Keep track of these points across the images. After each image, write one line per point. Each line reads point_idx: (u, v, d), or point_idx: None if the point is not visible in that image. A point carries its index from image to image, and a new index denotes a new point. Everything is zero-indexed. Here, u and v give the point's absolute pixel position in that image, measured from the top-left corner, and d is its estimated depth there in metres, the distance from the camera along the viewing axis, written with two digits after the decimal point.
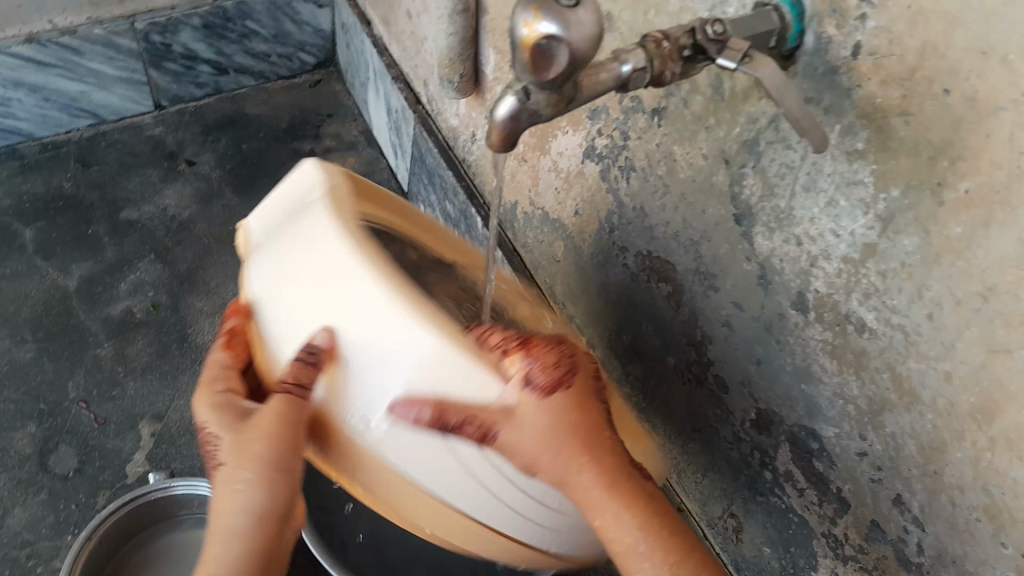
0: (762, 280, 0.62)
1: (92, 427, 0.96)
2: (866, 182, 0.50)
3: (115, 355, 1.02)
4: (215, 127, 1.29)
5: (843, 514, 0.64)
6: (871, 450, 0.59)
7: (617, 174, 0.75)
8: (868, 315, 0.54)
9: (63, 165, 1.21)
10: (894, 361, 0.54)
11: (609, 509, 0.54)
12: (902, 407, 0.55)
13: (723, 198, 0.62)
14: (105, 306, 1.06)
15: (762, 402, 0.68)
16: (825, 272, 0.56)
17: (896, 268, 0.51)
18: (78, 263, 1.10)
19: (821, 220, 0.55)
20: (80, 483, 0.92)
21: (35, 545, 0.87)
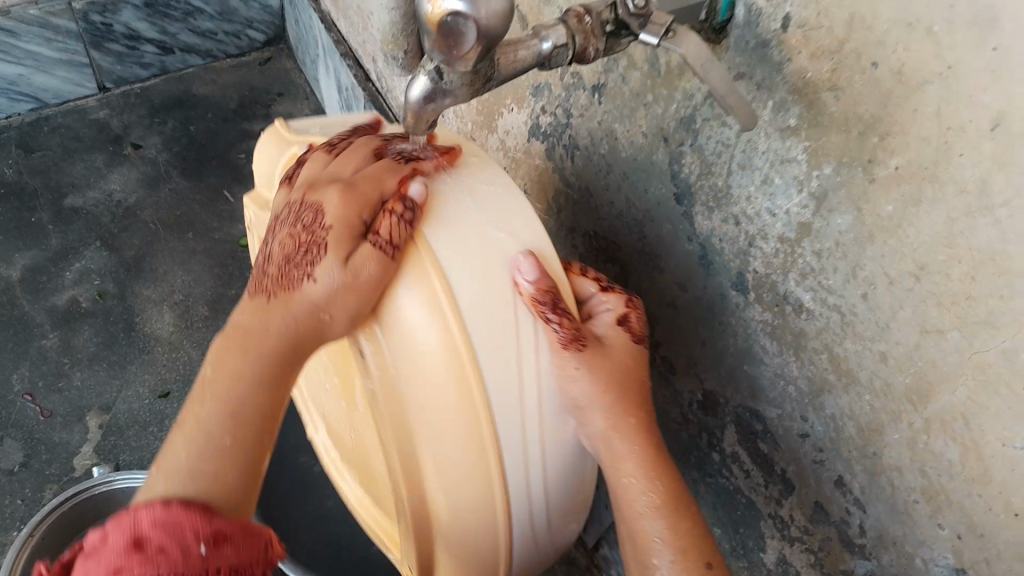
0: (703, 260, 0.61)
1: (37, 420, 0.94)
2: (799, 159, 0.49)
3: (61, 345, 1.00)
4: (163, 109, 1.26)
5: (787, 496, 0.64)
6: (812, 431, 0.58)
7: (562, 153, 0.73)
8: (805, 295, 0.53)
9: (5, 151, 1.17)
10: (831, 342, 0.53)
11: (628, 467, 0.51)
12: (841, 387, 0.54)
13: (663, 177, 0.61)
14: (49, 296, 1.04)
15: (708, 383, 0.67)
16: (763, 252, 0.55)
17: (831, 248, 0.50)
18: (21, 252, 1.07)
19: (757, 198, 0.53)
20: (24, 478, 0.90)
21: None
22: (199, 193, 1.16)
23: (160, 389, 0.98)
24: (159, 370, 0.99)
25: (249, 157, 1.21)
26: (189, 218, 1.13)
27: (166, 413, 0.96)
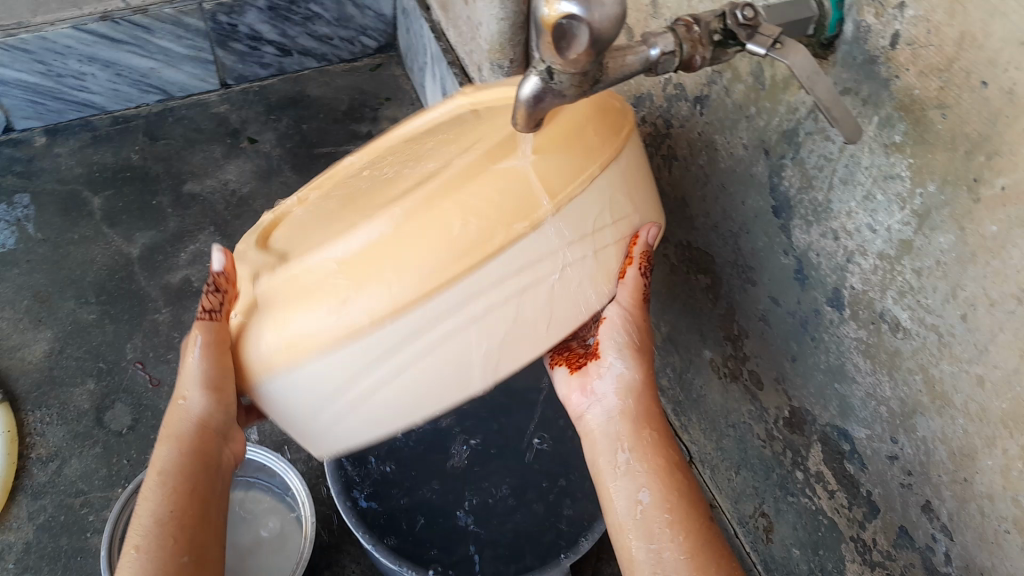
0: (798, 274, 0.61)
1: (146, 387, 1.01)
2: (903, 176, 0.49)
3: (171, 321, 1.06)
4: (278, 107, 1.33)
5: (871, 519, 0.63)
6: (902, 453, 0.57)
7: (660, 163, 0.74)
8: (902, 314, 0.53)
9: (133, 137, 1.26)
10: (927, 362, 0.52)
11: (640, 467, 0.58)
12: (933, 410, 0.53)
13: (762, 189, 0.61)
14: (164, 274, 1.10)
15: (795, 400, 0.67)
16: (861, 268, 0.55)
17: (931, 266, 0.50)
18: (141, 231, 1.14)
19: (857, 214, 0.53)
20: (132, 440, 0.97)
21: (88, 495, 0.93)
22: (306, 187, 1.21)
23: None
24: None
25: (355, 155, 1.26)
26: None
27: None
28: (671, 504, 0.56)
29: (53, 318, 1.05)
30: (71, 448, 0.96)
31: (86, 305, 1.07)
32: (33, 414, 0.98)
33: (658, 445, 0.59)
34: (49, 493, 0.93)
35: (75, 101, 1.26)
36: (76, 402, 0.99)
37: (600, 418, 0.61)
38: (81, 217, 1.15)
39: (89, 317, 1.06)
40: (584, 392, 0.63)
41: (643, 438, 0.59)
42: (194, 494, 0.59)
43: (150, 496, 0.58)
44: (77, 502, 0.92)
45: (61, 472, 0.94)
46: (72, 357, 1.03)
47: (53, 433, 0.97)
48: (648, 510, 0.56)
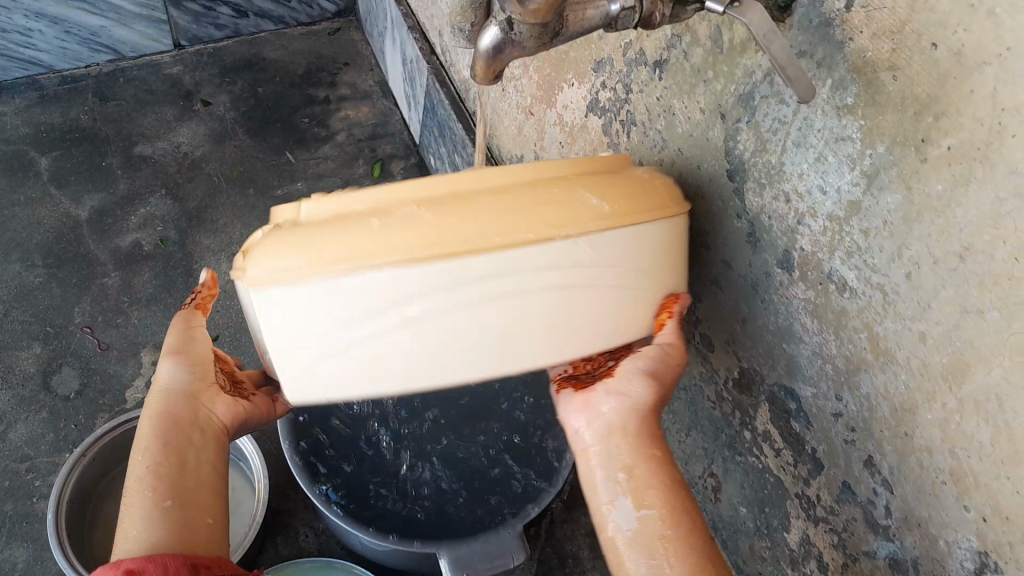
0: (751, 237, 0.62)
1: (95, 352, 0.99)
2: (854, 138, 0.51)
3: (121, 285, 1.04)
4: (233, 70, 1.30)
5: (815, 475, 0.65)
6: (846, 410, 0.59)
7: (619, 128, 0.74)
8: (849, 274, 0.55)
9: (81, 98, 1.23)
10: (871, 321, 0.54)
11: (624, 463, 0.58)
12: (877, 367, 0.55)
13: (717, 153, 0.62)
14: (113, 238, 1.08)
15: (745, 361, 0.68)
16: (811, 229, 0.56)
17: (878, 226, 0.51)
18: (90, 193, 1.12)
19: (809, 175, 0.55)
20: (79, 405, 0.95)
21: (34, 459, 0.91)
22: (261, 152, 1.19)
23: None
24: None
25: (312, 121, 1.24)
26: (250, 174, 1.17)
27: None
28: (673, 526, 0.55)
29: None
30: (15, 412, 0.94)
31: (32, 269, 1.04)
32: None
33: (664, 468, 0.58)
34: None
35: (20, 59, 1.22)
36: (21, 366, 0.97)
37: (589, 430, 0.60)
38: (27, 179, 1.12)
39: (34, 281, 1.03)
40: (583, 408, 0.61)
41: (649, 455, 0.58)
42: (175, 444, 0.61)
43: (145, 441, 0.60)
44: (22, 468, 0.90)
45: (5, 437, 0.92)
46: (17, 320, 1.00)
47: None
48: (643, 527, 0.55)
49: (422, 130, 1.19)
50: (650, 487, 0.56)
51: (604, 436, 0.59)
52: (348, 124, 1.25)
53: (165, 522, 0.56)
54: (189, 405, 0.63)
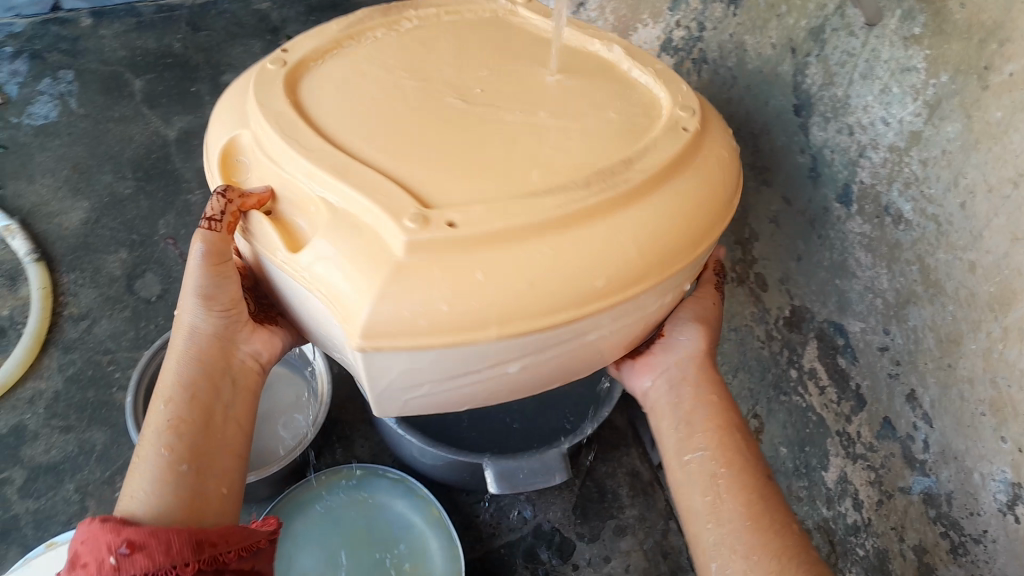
0: (812, 172, 0.64)
1: (177, 262, 1.06)
2: (919, 68, 0.52)
3: (203, 203, 1.11)
4: (318, 10, 1.37)
5: (858, 412, 0.67)
6: (892, 343, 0.61)
7: (691, 68, 0.75)
8: (906, 206, 0.56)
9: (175, 27, 1.32)
10: (924, 252, 0.56)
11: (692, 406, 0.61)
12: (926, 299, 0.57)
13: (786, 88, 0.64)
14: (199, 158, 1.15)
15: (797, 298, 0.70)
16: (872, 162, 0.58)
17: (937, 156, 0.52)
18: (179, 115, 1.19)
19: (873, 107, 0.56)
20: (159, 308, 1.02)
21: (115, 353, 0.99)
22: None
23: None
24: None
25: None
26: None
27: None
28: (730, 461, 0.57)
29: (90, 190, 1.11)
30: (101, 309, 1.02)
31: (123, 180, 1.12)
32: (66, 275, 1.04)
33: (719, 407, 0.61)
34: (78, 348, 0.99)
35: None
36: (108, 268, 1.05)
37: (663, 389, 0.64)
38: (122, 98, 1.21)
39: (125, 192, 1.11)
40: (646, 367, 0.65)
41: (704, 401, 0.61)
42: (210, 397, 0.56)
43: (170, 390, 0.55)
44: (105, 359, 0.98)
45: (90, 330, 1.00)
46: (107, 227, 1.08)
47: (84, 295, 1.03)
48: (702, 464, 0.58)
49: None
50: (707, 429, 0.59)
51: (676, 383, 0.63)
52: None
53: (178, 484, 0.51)
54: (222, 352, 0.58)
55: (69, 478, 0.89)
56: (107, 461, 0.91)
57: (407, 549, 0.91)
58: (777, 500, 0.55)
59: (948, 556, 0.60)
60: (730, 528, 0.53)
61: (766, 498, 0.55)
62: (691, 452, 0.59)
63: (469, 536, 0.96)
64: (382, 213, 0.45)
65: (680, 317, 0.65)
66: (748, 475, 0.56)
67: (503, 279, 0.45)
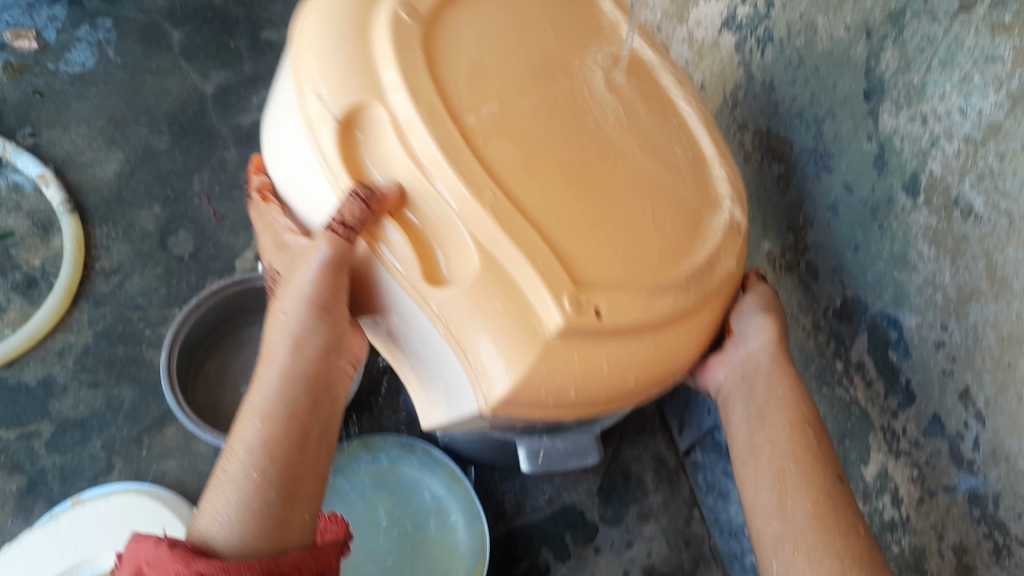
0: (878, 160, 0.62)
1: (211, 220, 1.06)
2: (1005, 58, 0.50)
3: (238, 160, 1.11)
4: None
5: (906, 408, 0.66)
6: (949, 339, 0.59)
7: (753, 46, 0.75)
8: (977, 199, 0.55)
9: None
10: (992, 248, 0.54)
11: (766, 395, 0.65)
12: (990, 296, 0.55)
13: (857, 72, 0.63)
14: (236, 115, 1.15)
15: (850, 289, 0.69)
16: (944, 152, 0.56)
17: (1016, 150, 0.51)
18: (217, 70, 1.19)
19: (951, 96, 0.55)
20: (191, 266, 1.03)
21: (146, 310, 0.99)
22: None
23: None
24: None
25: None
26: None
27: None
28: (799, 456, 0.61)
29: (126, 141, 1.10)
30: (133, 264, 1.02)
31: (158, 133, 1.12)
32: (99, 228, 1.04)
33: (789, 400, 0.64)
34: (110, 302, 0.99)
35: None
36: (142, 223, 1.05)
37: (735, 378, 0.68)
38: (161, 49, 1.20)
39: (160, 146, 1.11)
40: (723, 364, 0.69)
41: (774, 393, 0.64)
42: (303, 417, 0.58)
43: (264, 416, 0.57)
44: (135, 315, 0.99)
45: (121, 285, 1.00)
46: (140, 181, 1.08)
47: (116, 249, 1.03)
48: (771, 454, 0.62)
49: None
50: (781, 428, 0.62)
51: (748, 378, 0.67)
52: None
53: (259, 510, 0.53)
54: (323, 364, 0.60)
55: (95, 434, 0.91)
56: (135, 420, 0.92)
57: (430, 521, 0.91)
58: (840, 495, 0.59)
59: (991, 558, 0.59)
60: (795, 524, 0.57)
61: (836, 500, 0.58)
62: (761, 441, 0.63)
63: (491, 511, 0.96)
64: (545, 289, 0.54)
65: (748, 309, 0.68)
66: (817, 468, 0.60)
67: (602, 372, 0.56)
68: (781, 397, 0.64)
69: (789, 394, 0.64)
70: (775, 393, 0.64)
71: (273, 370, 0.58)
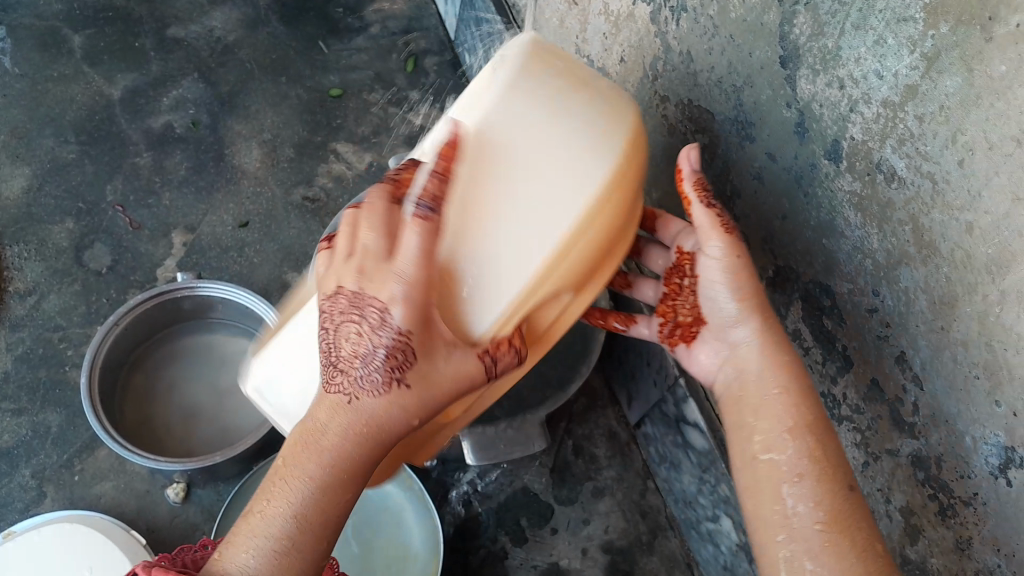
0: (799, 128, 0.61)
1: (127, 231, 1.02)
2: (917, 18, 0.49)
3: (152, 165, 1.07)
4: None
5: (844, 374, 0.65)
6: (882, 305, 0.59)
7: (668, 16, 0.74)
8: (899, 163, 0.54)
9: None
10: (917, 212, 0.53)
11: (764, 386, 0.58)
12: (919, 260, 0.54)
13: (771, 38, 0.61)
14: (146, 118, 1.10)
15: (781, 258, 0.68)
16: (864, 117, 0.55)
17: (934, 111, 0.50)
18: (123, 73, 1.14)
19: (866, 60, 0.54)
20: (111, 281, 0.99)
21: (66, 330, 0.95)
22: (296, 40, 1.21)
23: (242, 219, 1.04)
24: (243, 202, 1.06)
25: (346, 10, 1.25)
26: (283, 62, 1.18)
27: (247, 242, 1.02)
28: (803, 471, 0.54)
29: (31, 156, 1.06)
30: (49, 283, 0.98)
31: (65, 144, 1.07)
32: (11, 247, 1.00)
33: (791, 396, 0.57)
34: (27, 326, 0.95)
35: None
36: (54, 239, 1.01)
37: (716, 363, 0.63)
38: (60, 55, 1.15)
39: (68, 157, 1.06)
40: (715, 348, 0.63)
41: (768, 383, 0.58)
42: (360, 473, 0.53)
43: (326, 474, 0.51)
44: (55, 337, 0.95)
45: (38, 307, 0.96)
46: (50, 196, 1.03)
47: (30, 269, 0.99)
48: (772, 452, 0.55)
49: (459, 25, 1.20)
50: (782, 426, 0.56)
51: (738, 372, 0.60)
52: (383, 16, 1.26)
53: None
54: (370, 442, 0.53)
55: (23, 463, 0.88)
56: (64, 444, 0.90)
57: (384, 523, 0.90)
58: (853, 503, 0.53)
59: (937, 518, 0.59)
60: (804, 538, 0.51)
61: (849, 516, 0.52)
62: (755, 440, 0.57)
63: (445, 505, 0.94)
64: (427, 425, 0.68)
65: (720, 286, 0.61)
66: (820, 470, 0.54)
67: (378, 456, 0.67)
68: (780, 391, 0.57)
69: (786, 385, 0.58)
70: (771, 390, 0.58)
71: (347, 414, 0.52)
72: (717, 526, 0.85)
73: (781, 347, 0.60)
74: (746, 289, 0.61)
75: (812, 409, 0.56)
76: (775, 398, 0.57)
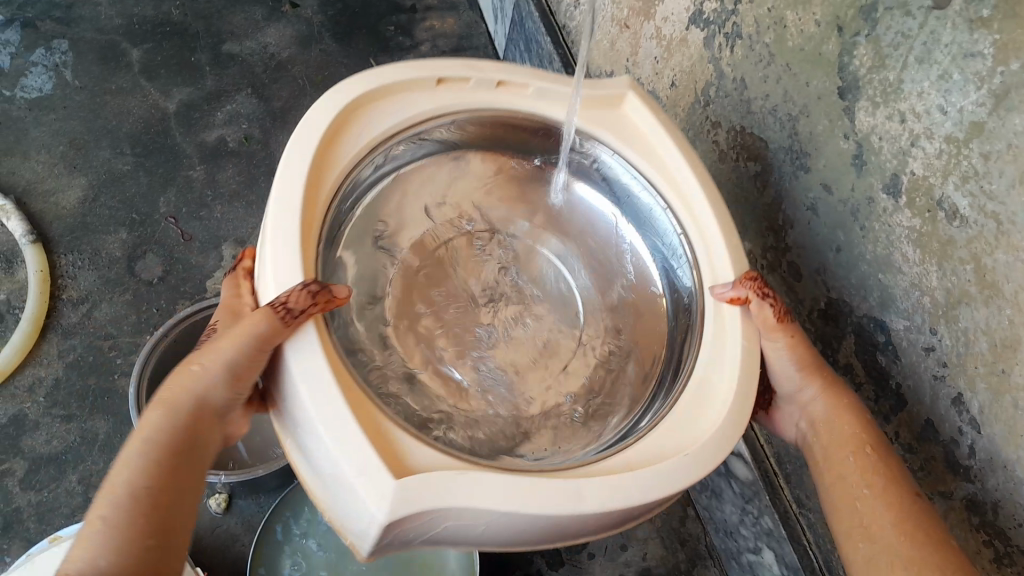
0: (856, 160, 0.60)
1: (179, 243, 1.03)
2: (985, 54, 0.48)
3: (205, 179, 1.09)
4: None
5: (897, 412, 0.63)
6: (939, 345, 0.57)
7: (722, 42, 0.73)
8: (962, 201, 0.52)
9: None
10: (980, 252, 0.52)
11: (845, 423, 0.58)
12: (981, 301, 0.53)
13: (830, 69, 0.61)
14: (200, 132, 1.13)
15: (834, 291, 0.66)
16: (925, 152, 0.54)
17: (1001, 150, 0.49)
18: (178, 87, 1.17)
19: (930, 94, 0.53)
20: (161, 290, 1.01)
21: (117, 338, 0.97)
22: (346, 56, 1.23)
23: None
24: None
25: (396, 30, 1.28)
26: (334, 80, 1.20)
27: None
28: (874, 481, 0.55)
29: (87, 166, 1.08)
30: (102, 292, 1.00)
31: (121, 155, 1.10)
32: (66, 257, 1.02)
33: (857, 423, 0.58)
34: (79, 334, 0.97)
35: None
36: (108, 248, 1.03)
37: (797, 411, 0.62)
38: (119, 68, 1.18)
39: (123, 167, 1.09)
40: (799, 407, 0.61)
41: (839, 431, 0.58)
42: (159, 525, 0.47)
43: (105, 551, 0.44)
44: (106, 345, 0.97)
45: (91, 315, 0.99)
46: (105, 207, 1.06)
47: (84, 278, 1.01)
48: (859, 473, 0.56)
49: (507, 46, 1.21)
50: (851, 450, 0.57)
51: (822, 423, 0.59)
52: (432, 35, 1.29)
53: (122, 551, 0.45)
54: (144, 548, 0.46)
55: (71, 469, 0.89)
56: (110, 451, 0.91)
57: None
58: (930, 525, 0.52)
59: (993, 566, 0.57)
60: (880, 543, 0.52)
61: (929, 527, 0.51)
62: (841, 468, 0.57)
63: None
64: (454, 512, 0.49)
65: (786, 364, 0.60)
66: (894, 496, 0.53)
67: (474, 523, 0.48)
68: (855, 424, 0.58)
69: (851, 416, 0.58)
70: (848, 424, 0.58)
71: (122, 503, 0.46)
72: (759, 558, 0.84)
73: (834, 388, 0.60)
74: (810, 360, 0.60)
75: (875, 435, 0.57)
76: (841, 430, 0.58)
